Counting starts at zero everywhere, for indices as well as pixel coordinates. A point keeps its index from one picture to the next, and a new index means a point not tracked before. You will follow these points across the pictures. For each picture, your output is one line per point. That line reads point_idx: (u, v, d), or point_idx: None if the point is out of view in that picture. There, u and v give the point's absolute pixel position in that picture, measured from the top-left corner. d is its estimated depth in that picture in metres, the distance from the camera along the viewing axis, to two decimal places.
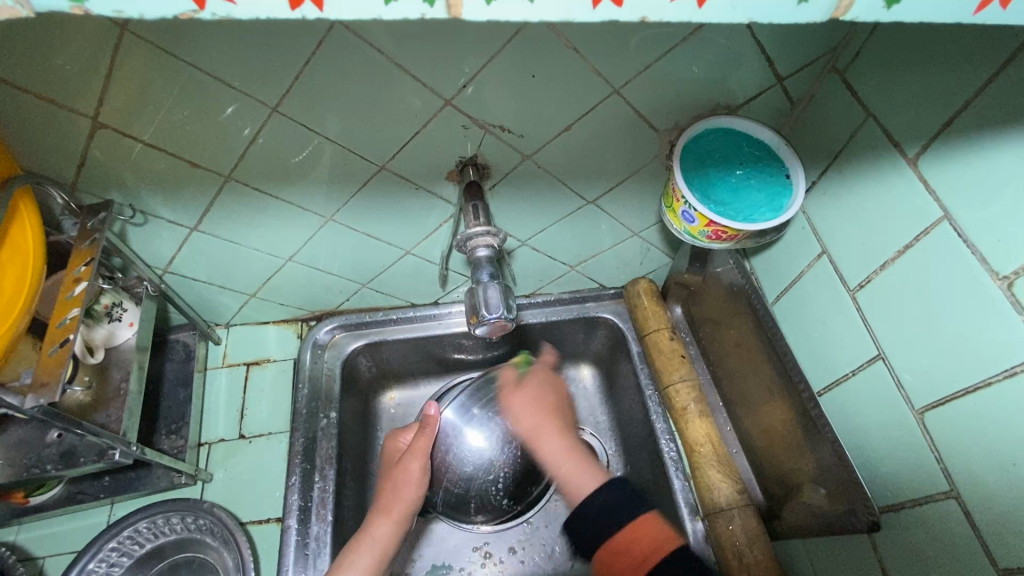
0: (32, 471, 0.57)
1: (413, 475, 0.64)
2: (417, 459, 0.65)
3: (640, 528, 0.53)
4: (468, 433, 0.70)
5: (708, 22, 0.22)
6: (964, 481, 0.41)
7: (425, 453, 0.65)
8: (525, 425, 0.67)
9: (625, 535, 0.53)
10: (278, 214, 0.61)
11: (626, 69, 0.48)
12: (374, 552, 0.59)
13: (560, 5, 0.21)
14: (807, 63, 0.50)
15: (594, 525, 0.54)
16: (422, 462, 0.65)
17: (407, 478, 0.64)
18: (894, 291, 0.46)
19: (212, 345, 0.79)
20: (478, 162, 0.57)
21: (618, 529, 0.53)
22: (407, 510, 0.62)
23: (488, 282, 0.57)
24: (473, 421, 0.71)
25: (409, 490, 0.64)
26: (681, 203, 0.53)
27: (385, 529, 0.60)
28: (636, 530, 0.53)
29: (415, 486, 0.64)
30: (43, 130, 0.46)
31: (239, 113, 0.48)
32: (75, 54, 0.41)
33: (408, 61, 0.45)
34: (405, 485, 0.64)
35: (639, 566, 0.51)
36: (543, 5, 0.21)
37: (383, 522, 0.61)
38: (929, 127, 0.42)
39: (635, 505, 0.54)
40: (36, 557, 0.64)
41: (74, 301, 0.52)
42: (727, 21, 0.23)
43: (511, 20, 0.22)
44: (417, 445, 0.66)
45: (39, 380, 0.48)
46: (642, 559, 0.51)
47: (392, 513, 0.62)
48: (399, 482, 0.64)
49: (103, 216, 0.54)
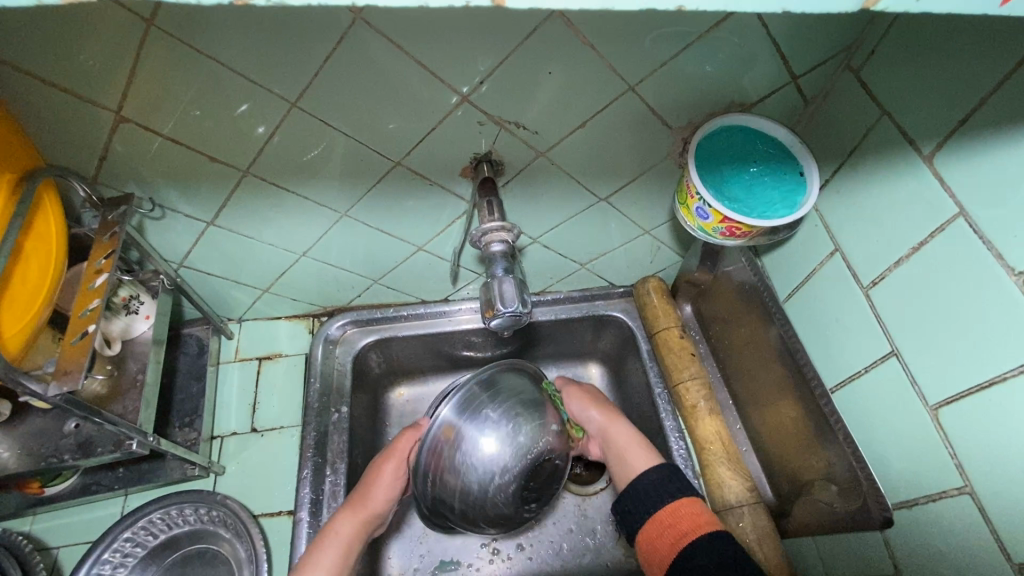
0: (50, 460, 0.58)
1: (385, 476, 0.63)
2: (393, 460, 0.64)
3: (680, 510, 0.53)
4: (480, 438, 0.63)
5: (741, 12, 0.22)
6: (978, 476, 0.41)
7: (401, 454, 0.64)
8: (591, 414, 0.67)
9: (667, 511, 0.53)
10: (293, 208, 0.61)
11: (641, 66, 0.48)
12: (339, 549, 0.58)
13: None
14: (821, 62, 0.51)
15: (642, 502, 0.55)
16: (396, 461, 0.64)
17: (380, 478, 0.63)
18: (907, 288, 0.47)
19: (224, 339, 0.80)
20: (492, 158, 0.57)
21: (656, 509, 0.54)
22: (374, 511, 0.61)
23: (503, 276, 0.58)
24: (481, 425, 0.63)
25: (380, 491, 0.62)
26: (695, 199, 0.53)
27: (348, 524, 0.60)
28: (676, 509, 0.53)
29: (386, 494, 0.63)
30: (65, 123, 0.47)
31: (252, 109, 0.49)
32: (99, 46, 0.41)
33: (426, 56, 0.45)
34: (378, 485, 0.62)
35: (678, 538, 0.51)
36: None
37: (347, 519, 0.60)
38: (945, 125, 0.42)
39: (678, 487, 0.56)
40: (50, 547, 0.65)
41: (96, 293, 0.53)
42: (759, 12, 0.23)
43: (551, 8, 0.22)
44: (398, 447, 0.64)
45: (62, 368, 0.49)
46: (678, 537, 0.51)
47: (358, 512, 0.61)
48: (372, 481, 0.62)
49: (124, 209, 0.55)
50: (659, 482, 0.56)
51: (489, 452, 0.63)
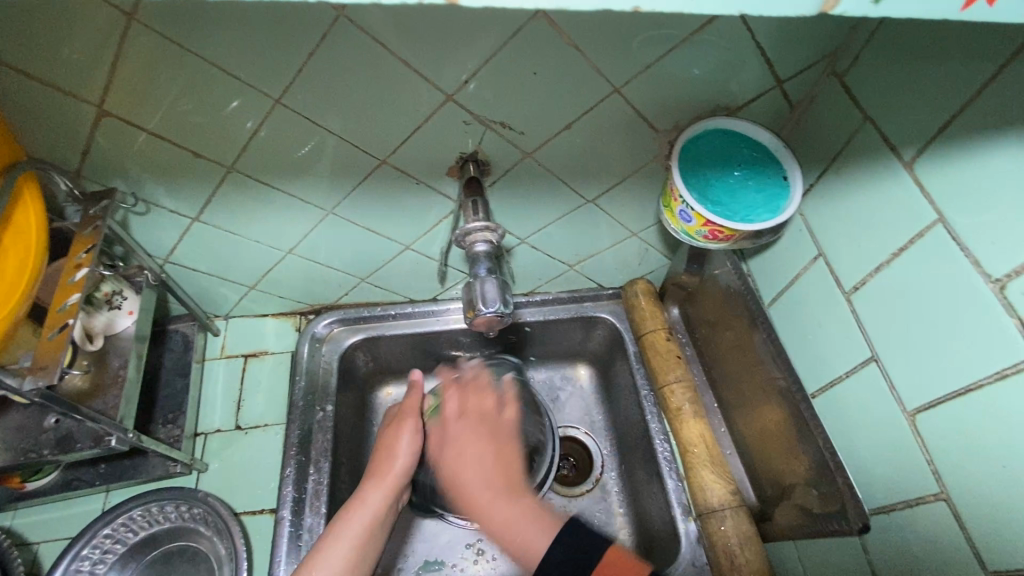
0: (29, 455, 0.57)
1: (405, 436, 0.63)
2: (410, 419, 0.65)
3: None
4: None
5: (700, 13, 0.21)
6: (954, 482, 0.42)
7: (415, 415, 0.65)
8: (471, 486, 0.54)
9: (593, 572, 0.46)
10: (278, 205, 0.61)
11: (626, 69, 0.48)
12: (366, 517, 0.57)
13: None
14: (806, 67, 0.51)
15: None
16: (414, 423, 0.64)
17: (400, 440, 0.63)
18: (887, 294, 0.47)
19: (210, 336, 0.79)
20: (478, 158, 0.57)
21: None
22: (400, 474, 0.61)
23: (486, 276, 0.58)
24: None
25: (402, 453, 0.62)
26: (679, 202, 0.53)
27: (376, 495, 0.59)
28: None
29: (410, 451, 0.63)
30: (46, 117, 0.47)
31: (242, 106, 0.49)
32: (79, 39, 0.41)
33: (410, 55, 0.45)
34: (399, 448, 0.63)
35: None
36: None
37: (375, 490, 0.59)
38: (926, 131, 0.42)
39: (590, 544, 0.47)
40: (30, 542, 0.64)
41: (75, 287, 0.53)
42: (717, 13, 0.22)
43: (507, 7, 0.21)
44: (410, 408, 0.66)
45: (38, 363, 0.48)
46: None
47: (384, 479, 0.60)
48: (392, 444, 0.63)
49: (106, 203, 0.54)
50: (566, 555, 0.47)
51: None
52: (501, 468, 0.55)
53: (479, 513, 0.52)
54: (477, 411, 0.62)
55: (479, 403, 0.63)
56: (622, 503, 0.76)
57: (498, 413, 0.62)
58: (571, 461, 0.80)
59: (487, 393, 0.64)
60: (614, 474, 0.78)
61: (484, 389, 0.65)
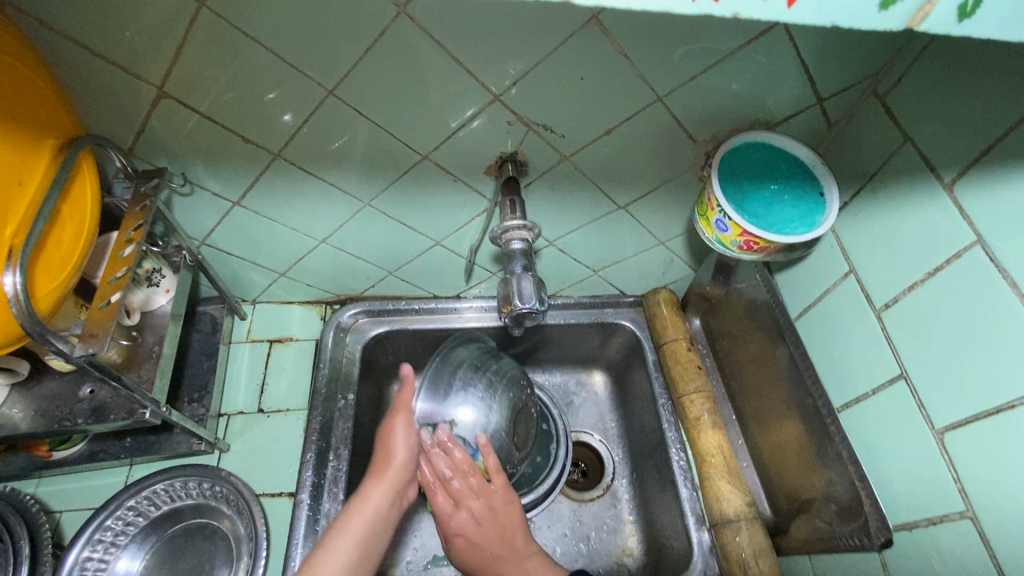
0: (63, 423, 0.58)
1: (398, 431, 0.63)
2: (401, 415, 0.63)
3: None
4: (455, 410, 0.67)
5: (796, 24, 0.22)
6: (981, 501, 0.42)
7: (409, 408, 0.64)
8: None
9: None
10: (316, 193, 0.63)
11: (671, 79, 0.49)
12: (367, 512, 0.59)
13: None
14: (847, 87, 0.51)
15: None
16: (407, 416, 0.63)
17: (394, 436, 0.63)
18: (920, 313, 0.47)
19: (237, 319, 0.81)
20: (517, 159, 0.58)
21: None
22: (399, 469, 0.62)
23: (522, 274, 0.59)
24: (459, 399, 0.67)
25: (398, 449, 0.62)
26: (716, 212, 0.54)
27: (377, 490, 0.60)
28: None
29: (405, 445, 0.63)
30: (108, 95, 0.48)
31: (280, 98, 0.50)
32: (150, 21, 0.42)
33: (462, 53, 0.46)
34: (394, 442, 0.63)
35: None
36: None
37: (377, 484, 0.61)
38: (967, 154, 0.43)
39: None
40: (54, 510, 0.66)
41: (125, 262, 0.54)
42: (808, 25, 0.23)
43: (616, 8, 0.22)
44: (402, 401, 0.64)
45: (88, 332, 0.50)
46: None
47: (385, 474, 0.61)
48: (387, 439, 0.63)
49: (157, 181, 0.56)
50: None
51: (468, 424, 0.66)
52: (503, 531, 0.62)
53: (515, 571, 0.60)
54: (467, 488, 0.63)
55: (468, 484, 0.63)
56: (631, 511, 0.76)
57: (478, 480, 0.63)
58: (581, 467, 0.81)
59: (461, 455, 0.63)
60: (624, 482, 0.78)
61: (461, 457, 0.63)
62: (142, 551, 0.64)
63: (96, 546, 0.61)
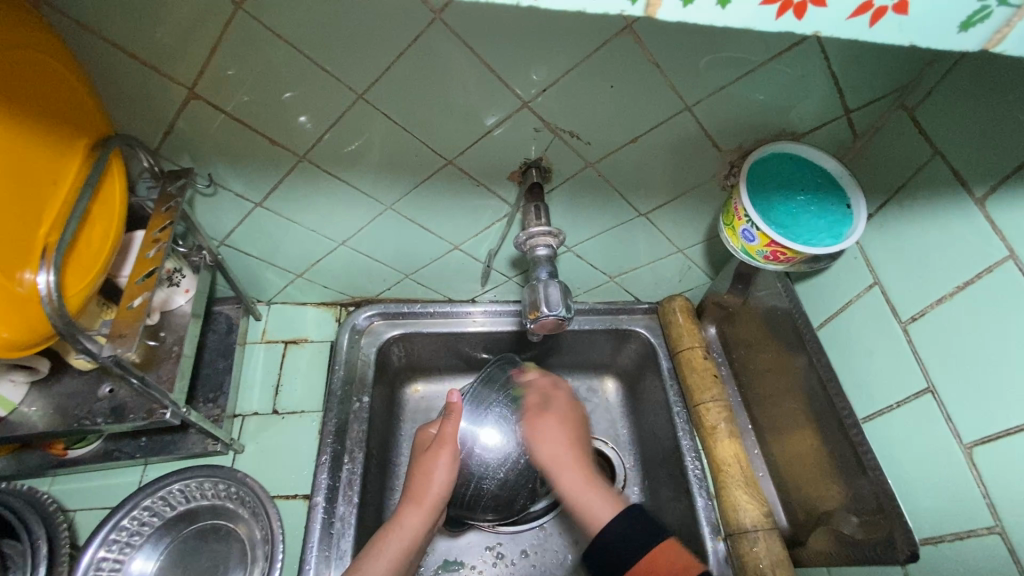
0: (82, 422, 0.58)
1: (441, 463, 0.62)
2: (447, 448, 0.63)
3: (659, 558, 0.50)
4: (482, 431, 0.70)
5: (872, 42, 0.22)
6: (1010, 516, 0.42)
7: (454, 442, 0.63)
8: (571, 477, 0.59)
9: (644, 565, 0.49)
10: (338, 196, 0.63)
11: (701, 88, 0.49)
12: (404, 543, 0.58)
13: (744, 14, 0.22)
14: (875, 99, 0.51)
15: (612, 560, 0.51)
16: (452, 449, 0.63)
17: (436, 468, 0.62)
18: (947, 327, 0.47)
19: (252, 320, 0.81)
20: (542, 164, 0.58)
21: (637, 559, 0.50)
22: (437, 500, 0.61)
23: (550, 280, 0.59)
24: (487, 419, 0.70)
25: (439, 481, 0.62)
26: (743, 221, 0.54)
27: (415, 519, 0.59)
28: (656, 563, 0.49)
29: (446, 476, 0.62)
30: (140, 94, 0.48)
31: (296, 98, 0.50)
32: (186, 21, 0.42)
33: (494, 59, 0.46)
34: (435, 472, 0.62)
35: None
36: (735, 12, 0.21)
37: (414, 513, 0.60)
38: (999, 169, 0.43)
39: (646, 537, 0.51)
40: (68, 509, 0.65)
41: (151, 262, 0.54)
42: (881, 43, 0.23)
43: (699, 24, 0.22)
44: (448, 433, 0.64)
45: (117, 332, 0.50)
46: None
47: (423, 504, 0.60)
48: (428, 470, 0.62)
49: (183, 182, 0.56)
50: (627, 536, 0.52)
51: (493, 444, 0.69)
52: (577, 447, 0.62)
53: (577, 498, 0.58)
54: (555, 411, 0.66)
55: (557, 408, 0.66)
56: None
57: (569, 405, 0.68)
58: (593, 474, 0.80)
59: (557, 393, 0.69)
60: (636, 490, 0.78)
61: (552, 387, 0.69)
62: (157, 552, 0.64)
63: (111, 546, 0.61)
